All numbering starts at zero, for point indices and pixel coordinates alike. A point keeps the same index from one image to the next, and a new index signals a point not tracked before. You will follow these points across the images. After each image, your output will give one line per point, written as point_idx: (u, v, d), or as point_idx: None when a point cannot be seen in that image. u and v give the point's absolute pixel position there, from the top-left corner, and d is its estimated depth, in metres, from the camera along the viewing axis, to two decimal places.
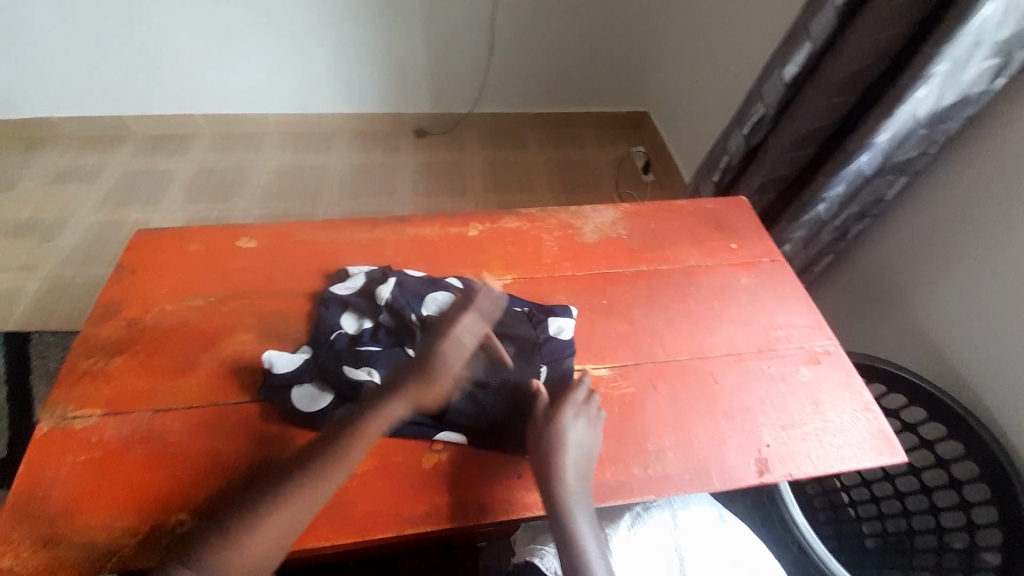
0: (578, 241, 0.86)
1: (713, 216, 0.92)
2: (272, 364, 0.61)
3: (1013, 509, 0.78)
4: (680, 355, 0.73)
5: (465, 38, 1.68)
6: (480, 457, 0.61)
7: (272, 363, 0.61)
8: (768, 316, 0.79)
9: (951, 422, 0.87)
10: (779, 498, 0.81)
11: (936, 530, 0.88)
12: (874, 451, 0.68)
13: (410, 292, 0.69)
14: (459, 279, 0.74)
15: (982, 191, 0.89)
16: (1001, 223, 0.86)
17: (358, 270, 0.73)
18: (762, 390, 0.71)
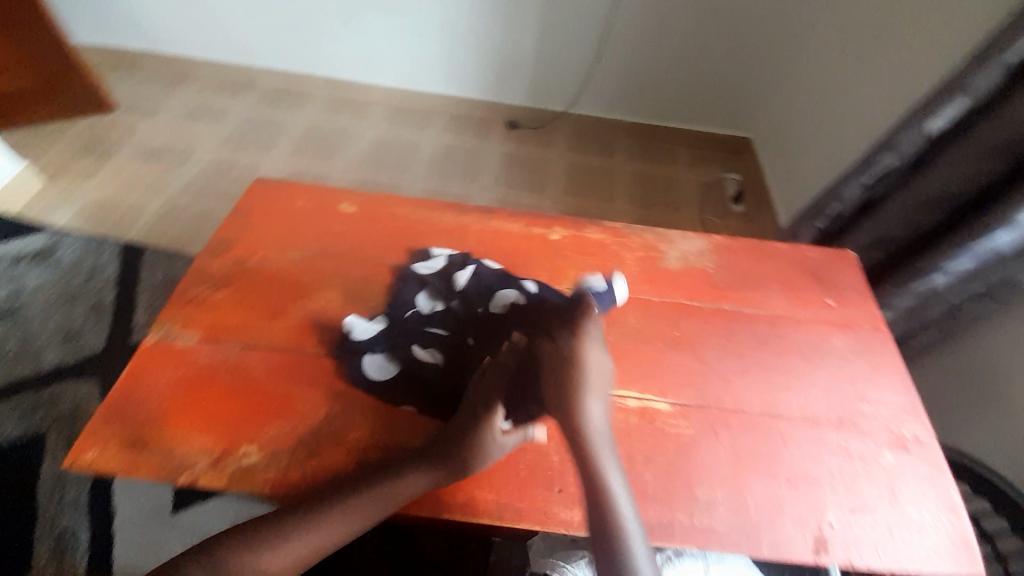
0: (660, 265, 0.83)
1: (812, 267, 0.86)
2: (351, 329, 0.66)
3: None
4: (749, 408, 0.69)
5: (577, 38, 1.66)
6: (524, 460, 0.61)
7: (351, 328, 0.66)
8: (855, 387, 0.72)
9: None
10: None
11: None
12: (954, 562, 0.60)
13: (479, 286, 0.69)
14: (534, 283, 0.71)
15: None
16: None
17: (440, 252, 0.75)
18: (834, 465, 0.65)
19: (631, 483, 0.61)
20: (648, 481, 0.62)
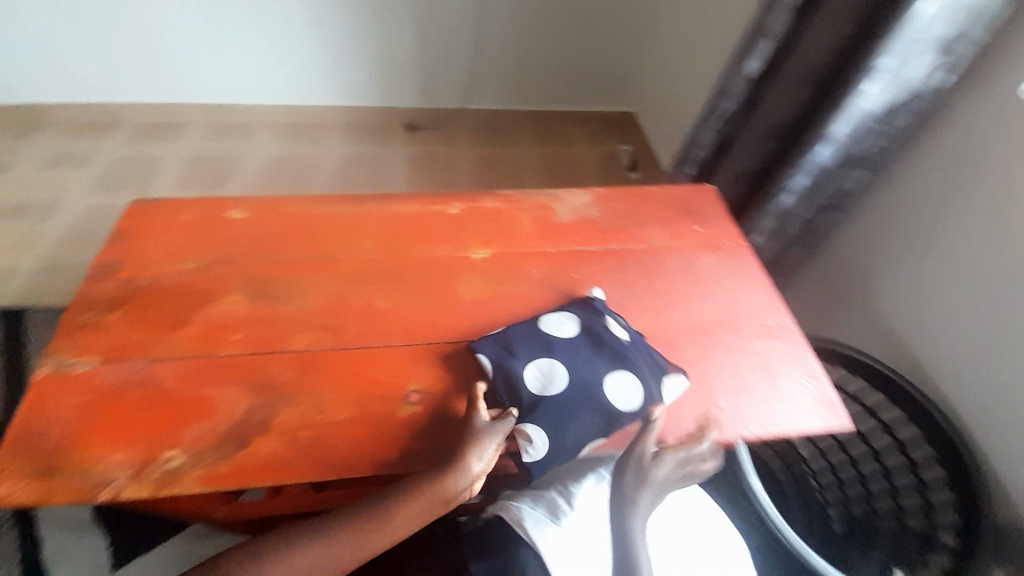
0: (552, 221, 0.91)
1: (682, 202, 0.98)
2: (545, 389, 0.66)
3: (967, 495, 0.86)
4: (643, 325, 0.79)
5: (457, 35, 1.74)
6: (455, 409, 0.65)
7: (546, 389, 0.66)
8: (727, 293, 0.85)
9: (913, 410, 0.93)
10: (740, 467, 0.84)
11: (896, 512, 0.98)
12: (818, 415, 0.72)
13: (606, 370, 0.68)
14: (617, 321, 0.74)
15: (942, 180, 0.97)
16: (961, 207, 0.94)
17: (563, 322, 0.73)
18: (717, 358, 0.77)
19: None
20: None
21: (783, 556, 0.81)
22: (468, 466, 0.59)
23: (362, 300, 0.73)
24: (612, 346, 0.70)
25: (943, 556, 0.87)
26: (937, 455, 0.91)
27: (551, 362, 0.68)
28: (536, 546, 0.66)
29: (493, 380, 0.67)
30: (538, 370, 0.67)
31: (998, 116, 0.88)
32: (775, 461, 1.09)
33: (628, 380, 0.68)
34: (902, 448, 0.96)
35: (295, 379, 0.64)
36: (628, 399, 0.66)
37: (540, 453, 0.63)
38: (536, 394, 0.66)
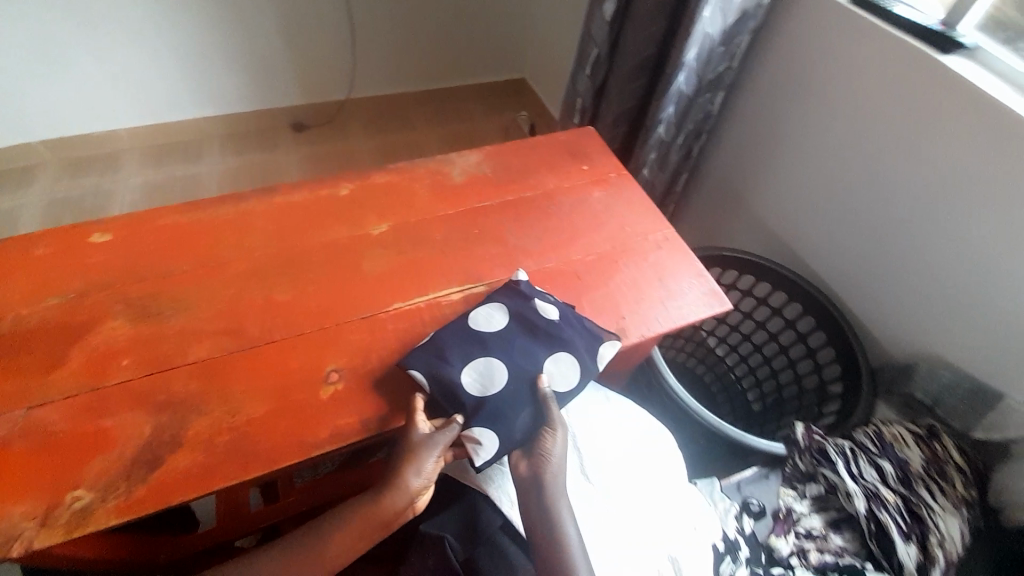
0: (447, 183, 0.92)
1: (567, 145, 1.03)
2: (484, 390, 0.66)
3: (844, 346, 1.01)
4: (547, 264, 0.84)
5: (325, 22, 1.64)
6: (374, 380, 0.67)
7: (485, 389, 0.66)
8: (617, 218, 0.91)
9: (791, 288, 1.07)
10: (656, 371, 0.93)
11: (796, 379, 1.11)
12: (706, 304, 0.82)
13: (530, 351, 0.70)
14: (546, 301, 0.74)
15: (781, 88, 1.08)
16: (800, 108, 1.05)
17: (490, 312, 0.72)
18: (617, 276, 0.83)
19: None
20: None
21: (714, 442, 0.91)
22: (407, 483, 0.62)
23: (258, 296, 0.72)
24: (546, 332, 0.71)
25: (837, 402, 1.01)
26: (815, 320, 1.06)
27: (486, 360, 0.68)
28: (482, 488, 0.70)
29: (431, 393, 0.65)
30: (475, 371, 0.67)
31: (812, 23, 0.99)
32: (703, 371, 1.25)
33: (569, 366, 0.70)
34: (791, 325, 1.10)
35: (202, 389, 0.63)
36: (567, 379, 0.70)
37: (492, 451, 0.65)
38: (478, 396, 0.66)
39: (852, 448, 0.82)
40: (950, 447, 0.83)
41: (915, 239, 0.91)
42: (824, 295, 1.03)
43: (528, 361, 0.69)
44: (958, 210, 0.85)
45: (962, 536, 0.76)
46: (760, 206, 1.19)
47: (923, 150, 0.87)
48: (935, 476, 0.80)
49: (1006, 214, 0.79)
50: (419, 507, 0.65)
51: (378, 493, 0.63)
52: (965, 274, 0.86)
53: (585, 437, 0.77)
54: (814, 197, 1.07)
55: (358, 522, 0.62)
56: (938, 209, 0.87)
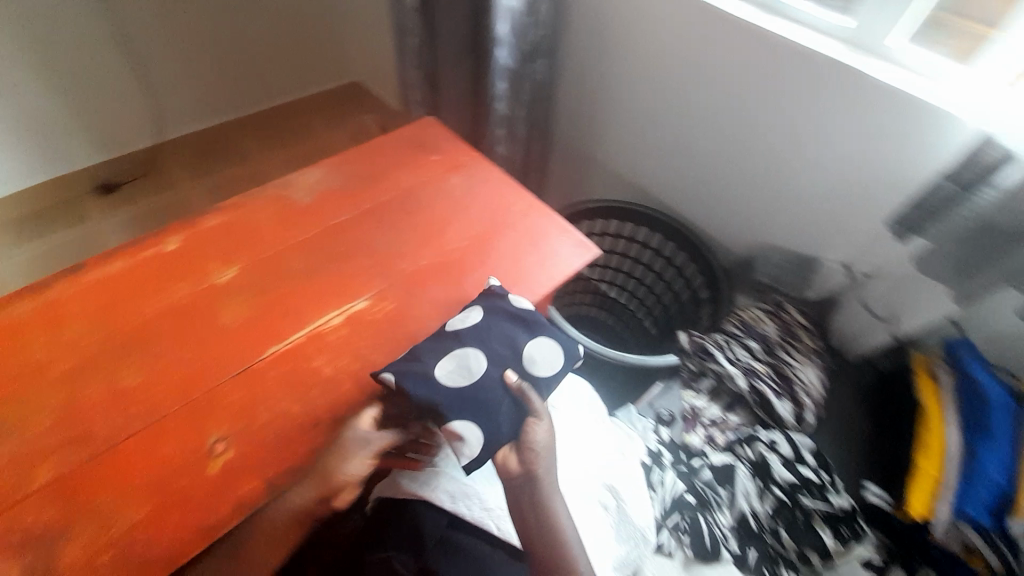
0: (295, 208, 0.86)
1: (412, 139, 1.01)
2: (463, 378, 0.65)
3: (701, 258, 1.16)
4: (424, 261, 0.83)
5: (100, 64, 1.40)
6: (270, 429, 0.62)
7: (464, 378, 0.65)
8: (479, 198, 0.93)
9: (649, 223, 1.19)
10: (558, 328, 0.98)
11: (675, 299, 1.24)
12: (578, 254, 0.87)
13: (507, 338, 0.69)
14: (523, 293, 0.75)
15: (591, 44, 1.17)
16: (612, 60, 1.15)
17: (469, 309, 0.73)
18: (492, 254, 0.85)
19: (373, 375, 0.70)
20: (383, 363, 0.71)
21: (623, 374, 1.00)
22: (341, 466, 0.59)
23: (99, 390, 0.62)
24: (523, 319, 0.72)
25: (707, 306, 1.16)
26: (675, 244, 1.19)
27: (467, 351, 0.67)
28: (419, 494, 0.64)
29: (389, 400, 0.66)
30: (453, 361, 0.66)
31: None
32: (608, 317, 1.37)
33: (552, 351, 0.70)
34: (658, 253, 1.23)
35: (60, 515, 0.54)
36: (548, 364, 0.69)
37: (477, 449, 0.62)
38: (456, 386, 0.64)
39: (727, 339, 0.95)
40: (793, 312, 1.01)
41: (727, 151, 1.06)
42: (675, 221, 1.16)
43: (504, 342, 0.69)
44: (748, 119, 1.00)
45: (818, 379, 0.93)
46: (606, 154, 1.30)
47: (710, 76, 1.00)
48: (788, 340, 0.96)
49: (782, 117, 0.94)
50: (352, 503, 0.60)
51: (305, 477, 0.59)
52: (767, 170, 1.02)
53: None
54: (646, 136, 1.18)
55: (278, 513, 0.57)
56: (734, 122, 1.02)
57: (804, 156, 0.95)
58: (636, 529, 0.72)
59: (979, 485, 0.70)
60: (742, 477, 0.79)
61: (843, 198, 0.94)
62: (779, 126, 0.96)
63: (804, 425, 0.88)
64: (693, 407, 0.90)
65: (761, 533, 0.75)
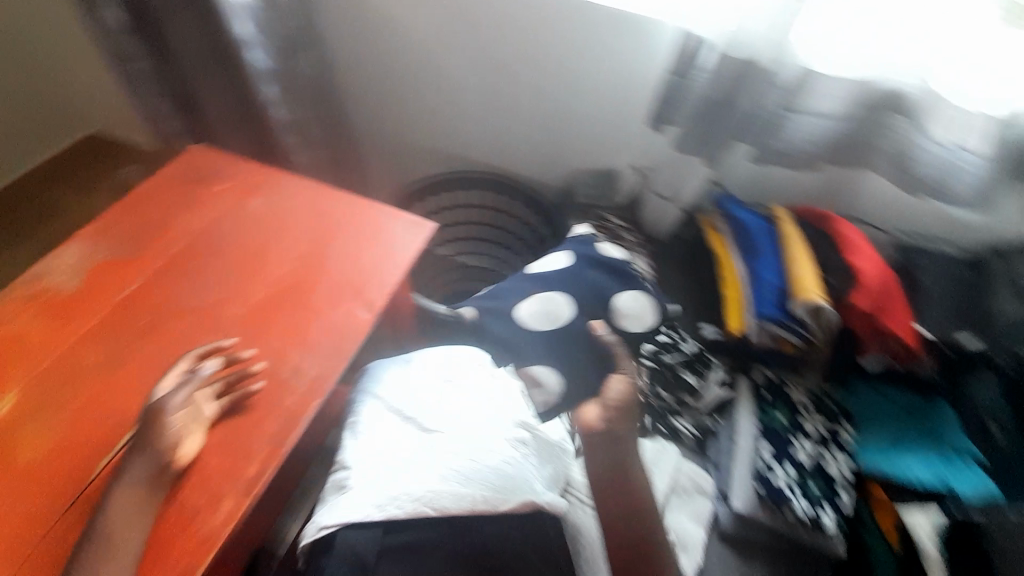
0: (64, 297, 0.74)
1: (188, 175, 0.89)
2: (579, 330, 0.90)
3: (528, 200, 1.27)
4: (254, 296, 0.76)
5: None
6: (132, 525, 0.56)
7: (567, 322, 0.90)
8: (290, 212, 0.86)
9: (472, 184, 1.28)
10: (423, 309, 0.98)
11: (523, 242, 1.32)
12: (413, 231, 0.84)
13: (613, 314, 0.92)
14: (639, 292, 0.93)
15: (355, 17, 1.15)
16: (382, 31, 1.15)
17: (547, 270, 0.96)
18: (328, 263, 0.80)
19: (239, 433, 0.65)
20: (246, 420, 0.66)
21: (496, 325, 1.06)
22: (171, 402, 0.63)
23: None
24: (621, 278, 0.95)
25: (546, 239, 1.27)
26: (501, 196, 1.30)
27: (555, 305, 0.92)
28: (343, 522, 0.64)
29: (223, 347, 0.70)
30: (544, 315, 0.92)
31: None
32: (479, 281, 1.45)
33: (639, 311, 0.92)
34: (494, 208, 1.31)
35: None
36: (636, 320, 0.91)
37: (556, 389, 0.85)
38: (552, 379, 0.86)
39: None
40: (614, 219, 1.15)
41: (517, 98, 1.17)
42: (490, 173, 1.26)
43: (596, 293, 0.93)
44: (523, 65, 1.12)
45: (649, 266, 1.03)
46: (414, 133, 1.31)
47: (476, 36, 1.09)
48: (619, 243, 1.10)
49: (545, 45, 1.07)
50: (198, 432, 0.63)
51: (141, 431, 0.62)
52: (555, 105, 1.15)
53: (406, 403, 0.79)
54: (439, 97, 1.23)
55: (121, 473, 0.59)
56: (513, 71, 1.13)
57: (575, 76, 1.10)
58: (552, 445, 0.80)
59: (763, 289, 0.86)
60: None
61: (616, 111, 1.12)
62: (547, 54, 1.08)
63: None
64: (566, 326, 0.96)
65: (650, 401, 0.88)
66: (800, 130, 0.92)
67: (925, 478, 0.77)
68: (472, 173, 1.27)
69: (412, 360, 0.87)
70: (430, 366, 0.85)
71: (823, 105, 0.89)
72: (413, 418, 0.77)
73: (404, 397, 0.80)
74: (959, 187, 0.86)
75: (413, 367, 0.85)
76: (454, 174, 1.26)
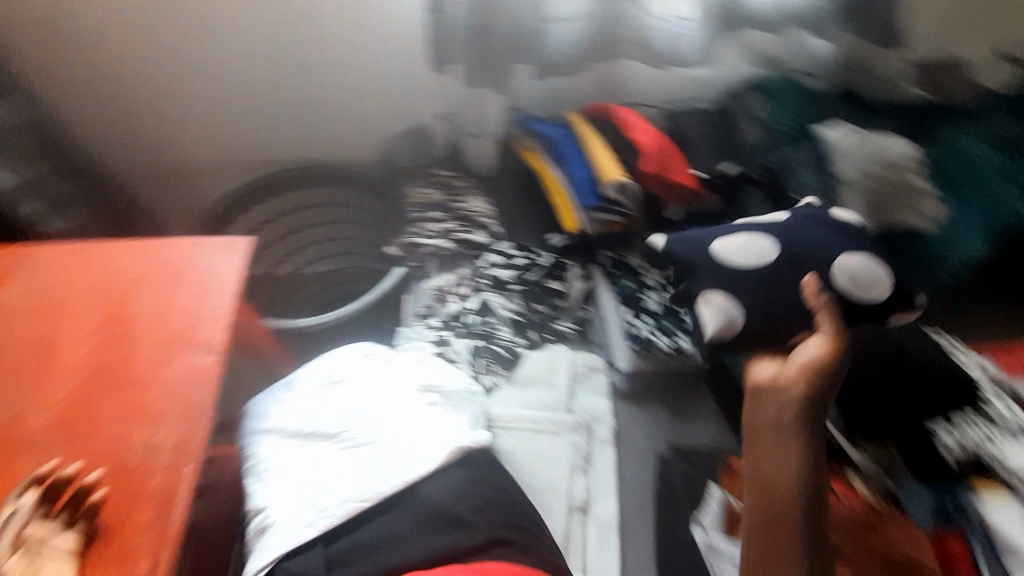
0: None
1: None
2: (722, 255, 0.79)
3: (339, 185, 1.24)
4: (63, 396, 0.66)
5: None
6: None
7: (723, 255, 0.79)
8: (73, 287, 0.76)
9: (271, 187, 1.24)
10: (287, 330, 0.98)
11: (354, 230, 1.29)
12: (228, 251, 0.81)
13: (847, 275, 0.76)
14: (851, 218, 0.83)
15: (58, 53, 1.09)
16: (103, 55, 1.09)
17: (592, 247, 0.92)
18: (141, 322, 0.73)
19: (110, 544, 0.56)
20: (111, 525, 0.57)
21: (366, 316, 1.02)
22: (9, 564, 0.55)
23: None
24: (846, 232, 0.80)
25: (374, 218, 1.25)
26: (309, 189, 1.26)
27: (749, 241, 0.79)
28: (274, 559, 0.62)
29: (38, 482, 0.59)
30: (742, 243, 0.79)
31: None
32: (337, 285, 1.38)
33: (875, 284, 0.77)
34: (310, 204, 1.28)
35: None
36: (866, 287, 0.76)
37: (713, 329, 0.77)
38: (728, 324, 0.75)
39: (418, 223, 1.09)
40: (444, 173, 1.18)
41: (301, 82, 1.17)
42: (284, 169, 1.23)
43: (807, 250, 0.78)
44: (289, 46, 1.11)
45: (488, 203, 1.11)
46: (207, 153, 1.25)
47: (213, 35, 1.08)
48: (457, 193, 1.12)
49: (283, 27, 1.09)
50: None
51: None
52: (342, 78, 1.16)
53: (302, 424, 0.75)
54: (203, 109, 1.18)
55: None
56: (283, 54, 1.12)
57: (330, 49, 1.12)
58: (460, 393, 0.82)
59: (579, 184, 0.99)
60: (494, 299, 0.97)
61: (400, 68, 1.15)
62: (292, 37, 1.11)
63: (499, 236, 1.05)
64: (439, 287, 1.00)
65: (530, 317, 0.96)
66: (561, 34, 1.01)
67: None
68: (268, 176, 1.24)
69: (295, 382, 0.81)
70: (312, 381, 0.80)
71: (569, 10, 0.99)
72: (315, 434, 0.74)
73: (299, 418, 0.76)
74: (689, 49, 1.04)
75: (298, 389, 0.80)
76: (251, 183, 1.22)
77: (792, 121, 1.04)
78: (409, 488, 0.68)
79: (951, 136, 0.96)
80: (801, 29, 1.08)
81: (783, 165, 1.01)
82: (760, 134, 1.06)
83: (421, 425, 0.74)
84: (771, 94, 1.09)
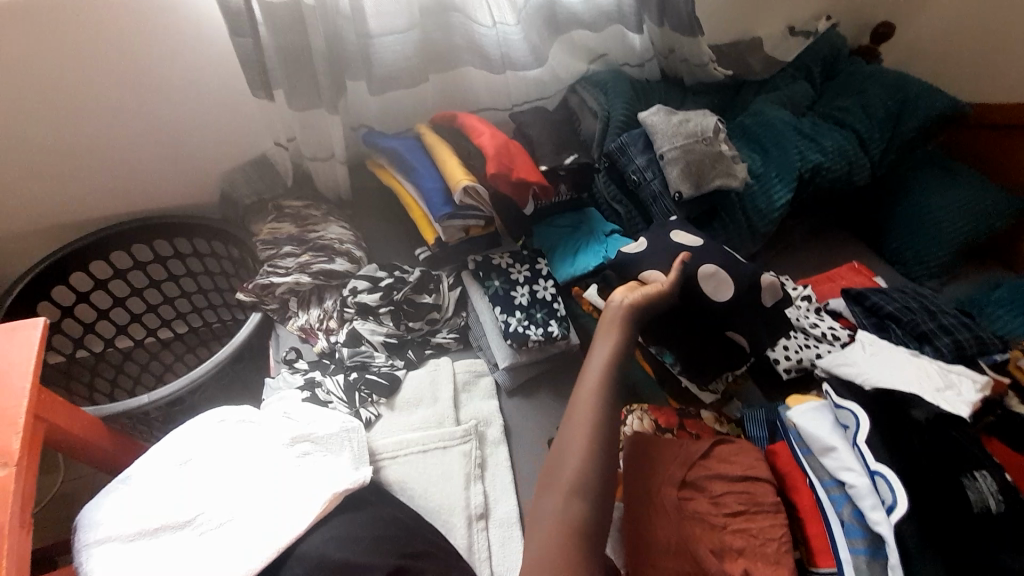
0: None
1: None
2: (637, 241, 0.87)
3: (174, 235, 1.11)
4: None
5: None
6: None
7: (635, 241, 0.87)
8: None
9: (91, 252, 1.06)
10: (124, 413, 0.86)
11: (206, 277, 1.20)
12: (16, 337, 0.67)
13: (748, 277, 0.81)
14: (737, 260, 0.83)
15: None
16: None
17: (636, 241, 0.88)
18: None
19: None
20: None
21: (224, 374, 0.93)
22: None
23: None
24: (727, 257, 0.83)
25: (228, 263, 1.16)
26: (141, 245, 1.12)
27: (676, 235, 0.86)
28: None
29: None
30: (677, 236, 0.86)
31: None
32: (202, 334, 1.28)
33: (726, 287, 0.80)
34: (145, 262, 1.14)
35: None
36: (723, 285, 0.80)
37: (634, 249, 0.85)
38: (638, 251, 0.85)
39: (269, 262, 1.00)
40: (292, 203, 1.08)
41: (96, 126, 1.00)
42: (101, 232, 1.05)
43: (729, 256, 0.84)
44: (66, 84, 0.93)
45: (344, 227, 1.06)
46: None
47: None
48: (306, 223, 1.05)
49: (67, 73, 0.92)
50: None
51: None
52: (149, 114, 1.02)
53: (151, 518, 0.67)
54: None
55: None
56: (53, 92, 0.93)
57: (134, 90, 0.98)
58: (335, 436, 0.76)
59: (429, 196, 0.97)
60: (361, 327, 0.94)
61: (218, 97, 1.04)
62: (82, 81, 0.94)
63: (358, 263, 1.03)
64: (303, 325, 0.98)
65: (406, 336, 0.96)
66: (388, 51, 1.00)
67: (593, 262, 0.99)
68: (79, 241, 1.05)
69: (132, 477, 0.71)
70: (158, 468, 0.71)
71: (392, 24, 0.97)
72: (170, 525, 0.67)
73: (146, 514, 0.67)
74: (515, 53, 1.09)
75: (138, 484, 0.70)
76: (57, 253, 1.03)
77: (623, 110, 1.11)
78: (289, 549, 0.65)
79: (755, 105, 1.20)
80: (619, 25, 1.18)
81: (616, 145, 1.06)
82: (597, 124, 1.12)
83: (293, 483, 0.71)
84: (601, 85, 1.17)
